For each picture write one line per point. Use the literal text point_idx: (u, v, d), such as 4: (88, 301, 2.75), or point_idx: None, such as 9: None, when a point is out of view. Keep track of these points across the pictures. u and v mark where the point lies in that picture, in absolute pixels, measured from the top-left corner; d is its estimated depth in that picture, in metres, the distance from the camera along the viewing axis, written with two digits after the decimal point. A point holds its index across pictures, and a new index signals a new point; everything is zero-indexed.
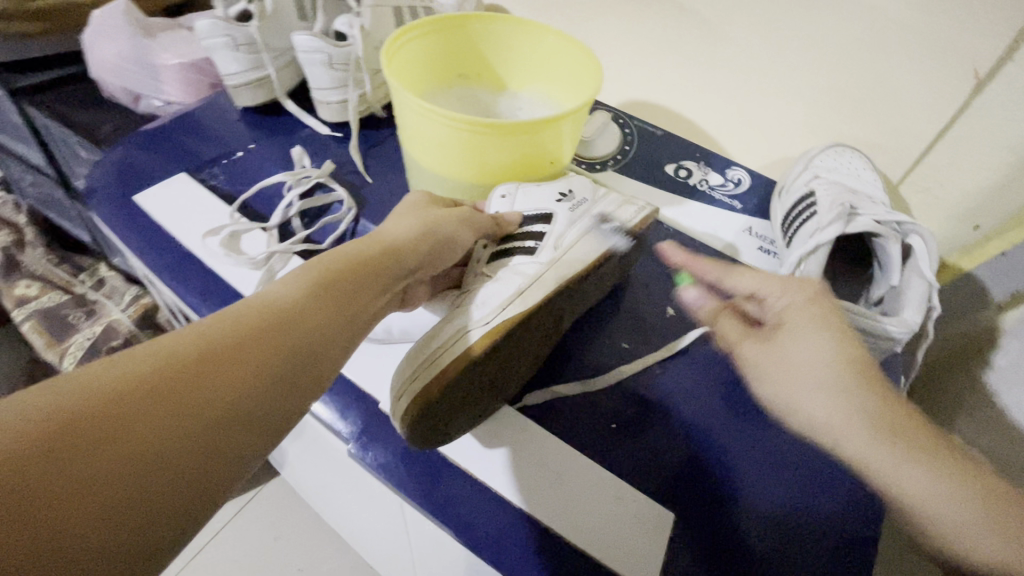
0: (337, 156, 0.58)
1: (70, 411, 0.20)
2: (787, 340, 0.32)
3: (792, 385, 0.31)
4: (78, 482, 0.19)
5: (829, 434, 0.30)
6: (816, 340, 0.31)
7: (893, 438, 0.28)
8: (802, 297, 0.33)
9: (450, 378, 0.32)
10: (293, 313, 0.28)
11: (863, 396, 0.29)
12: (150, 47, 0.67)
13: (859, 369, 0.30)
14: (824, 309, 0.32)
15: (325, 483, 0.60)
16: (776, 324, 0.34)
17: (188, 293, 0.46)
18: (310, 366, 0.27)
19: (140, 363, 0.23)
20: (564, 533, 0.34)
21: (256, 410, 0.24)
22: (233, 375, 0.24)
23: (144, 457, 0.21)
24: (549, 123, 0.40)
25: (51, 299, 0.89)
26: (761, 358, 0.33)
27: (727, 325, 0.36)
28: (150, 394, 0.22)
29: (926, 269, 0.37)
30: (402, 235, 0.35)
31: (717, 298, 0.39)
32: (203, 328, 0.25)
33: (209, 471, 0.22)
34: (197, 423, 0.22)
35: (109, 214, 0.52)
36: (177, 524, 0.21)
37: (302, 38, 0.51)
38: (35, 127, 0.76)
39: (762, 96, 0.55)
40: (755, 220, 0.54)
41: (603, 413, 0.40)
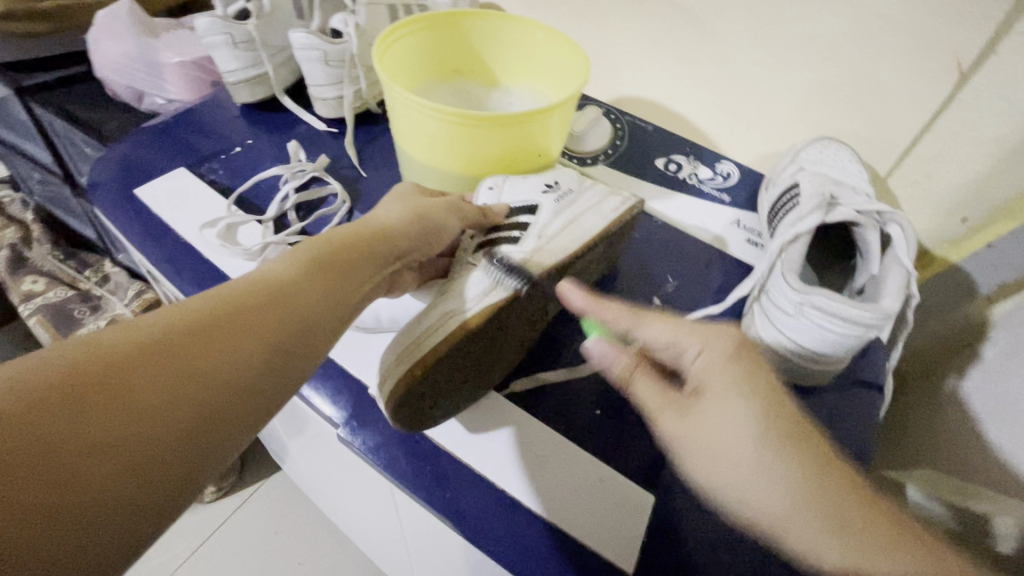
0: (333, 151, 0.59)
1: (85, 373, 0.22)
2: (711, 408, 0.30)
3: (731, 475, 0.29)
4: (96, 437, 0.21)
5: (759, 516, 0.28)
6: (779, 462, 0.27)
7: (835, 529, 0.26)
8: (726, 352, 0.31)
9: (434, 360, 0.33)
10: (291, 288, 0.29)
11: (785, 459, 0.27)
12: (153, 46, 0.69)
13: (778, 430, 0.28)
14: (757, 374, 0.30)
15: (322, 474, 0.61)
16: (701, 387, 0.31)
17: (186, 283, 0.47)
18: (309, 337, 0.29)
19: (147, 330, 0.24)
20: (550, 516, 0.35)
21: (252, 383, 0.26)
22: (235, 343, 0.26)
23: (144, 421, 0.22)
24: (537, 116, 0.41)
25: (57, 294, 0.91)
26: (676, 430, 0.31)
27: (645, 388, 0.33)
28: (151, 362, 0.23)
29: (904, 258, 0.37)
30: (391, 221, 0.36)
31: (629, 352, 0.34)
32: (206, 299, 0.27)
33: (214, 430, 0.24)
34: (201, 387, 0.24)
35: (111, 207, 0.53)
36: (174, 486, 0.23)
37: (298, 35, 0.52)
38: (41, 125, 0.78)
39: (751, 91, 0.56)
40: (743, 213, 0.55)
41: (588, 399, 0.41)
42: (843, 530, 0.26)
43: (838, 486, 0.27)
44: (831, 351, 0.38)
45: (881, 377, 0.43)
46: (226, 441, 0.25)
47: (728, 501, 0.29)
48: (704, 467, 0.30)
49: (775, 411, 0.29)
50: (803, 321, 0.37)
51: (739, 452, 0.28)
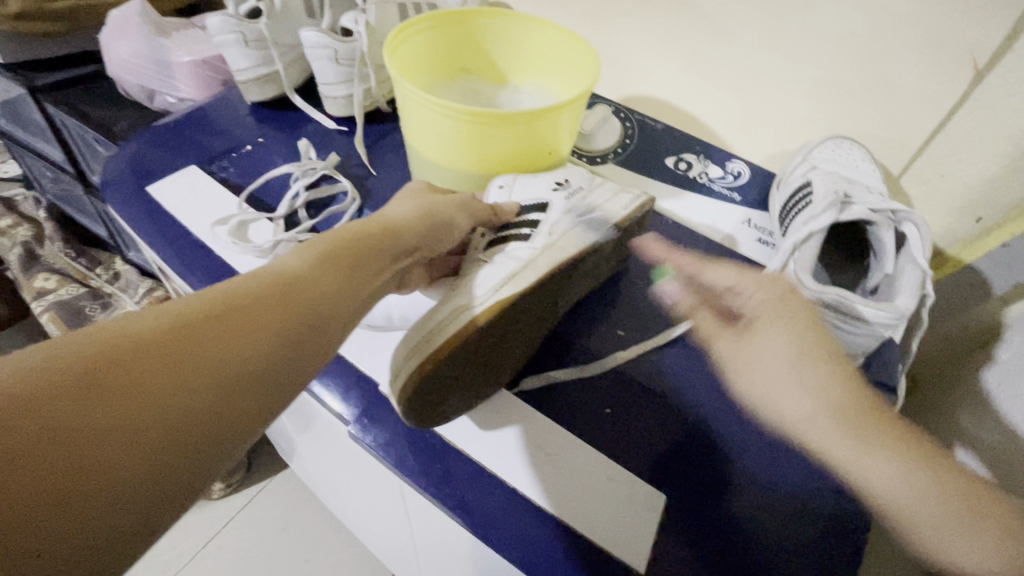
0: (343, 149, 0.59)
1: (103, 360, 0.22)
2: (755, 336, 0.41)
3: (760, 379, 0.39)
4: (113, 424, 0.21)
5: (786, 415, 0.38)
6: (798, 385, 0.37)
7: (831, 406, 0.36)
8: (780, 294, 0.40)
9: (445, 355, 0.33)
10: (304, 281, 0.29)
11: (810, 368, 0.37)
12: (165, 45, 0.69)
13: (807, 351, 0.38)
14: (798, 312, 0.39)
15: (330, 472, 0.61)
16: (750, 322, 0.41)
17: (198, 280, 0.48)
18: (321, 330, 0.29)
19: (163, 320, 0.25)
20: (562, 513, 0.35)
21: (263, 373, 0.26)
22: (250, 335, 0.26)
23: (156, 409, 0.22)
24: (548, 114, 0.41)
25: (68, 291, 0.92)
26: (731, 354, 0.42)
27: (763, 347, 0.40)
28: (165, 349, 0.24)
29: (919, 257, 0.37)
30: (402, 217, 0.36)
31: (695, 295, 0.46)
32: (221, 290, 0.27)
33: (226, 421, 0.24)
34: (215, 377, 0.24)
35: (124, 204, 0.54)
36: (187, 474, 0.23)
37: (309, 34, 0.53)
38: (54, 124, 0.79)
39: (762, 90, 0.55)
40: (754, 212, 0.54)
41: (598, 397, 0.41)
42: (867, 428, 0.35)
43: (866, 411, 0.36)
44: (845, 350, 0.38)
45: (894, 378, 0.43)
46: (235, 431, 0.25)
47: (760, 402, 0.40)
48: (747, 380, 0.41)
49: (807, 346, 0.38)
50: None
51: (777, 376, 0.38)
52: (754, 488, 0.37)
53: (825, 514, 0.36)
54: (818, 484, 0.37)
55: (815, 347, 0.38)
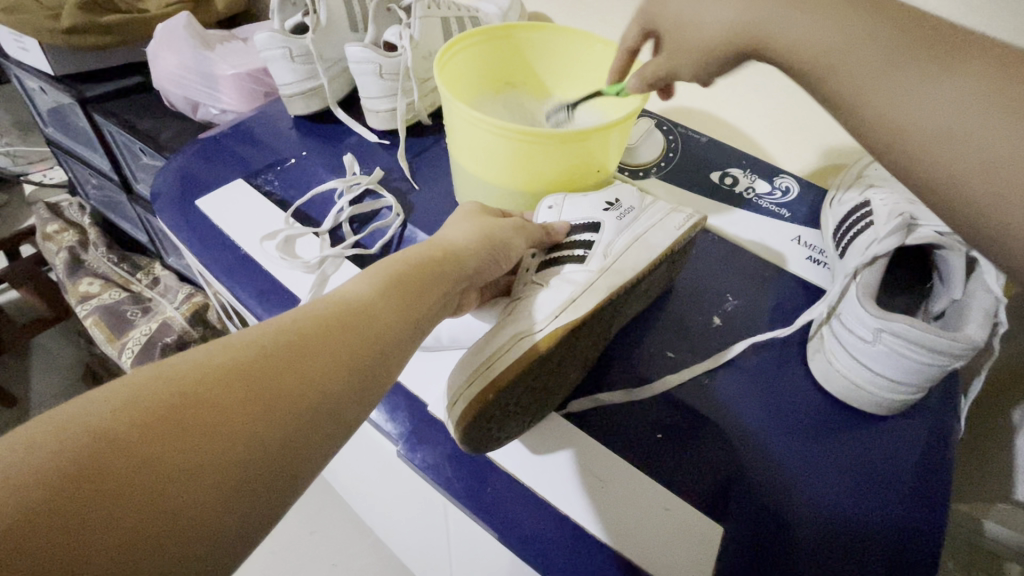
0: (385, 163, 0.60)
1: (183, 393, 0.22)
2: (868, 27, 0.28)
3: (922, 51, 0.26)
4: (192, 460, 0.21)
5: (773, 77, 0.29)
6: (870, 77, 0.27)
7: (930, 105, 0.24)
8: None
9: (505, 384, 0.33)
10: (369, 308, 0.29)
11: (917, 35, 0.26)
12: (209, 58, 0.71)
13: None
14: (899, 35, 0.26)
15: (365, 483, 0.61)
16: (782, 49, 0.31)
17: (245, 294, 0.48)
18: (385, 358, 0.29)
19: (238, 352, 0.25)
20: (616, 542, 0.34)
21: (332, 402, 0.26)
22: (319, 363, 0.26)
23: (233, 441, 0.22)
24: (599, 132, 0.41)
25: (110, 296, 0.94)
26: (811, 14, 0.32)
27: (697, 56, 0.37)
28: (240, 381, 0.24)
29: (993, 282, 0.35)
30: (461, 241, 0.36)
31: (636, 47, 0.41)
32: (292, 319, 0.27)
33: (297, 452, 0.24)
34: (288, 408, 0.24)
35: (172, 217, 0.55)
36: (258, 508, 0.23)
37: (354, 49, 0.53)
38: (102, 133, 0.81)
39: (813, 102, 0.54)
40: (805, 229, 0.53)
41: (650, 421, 0.40)
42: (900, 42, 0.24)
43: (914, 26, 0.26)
44: (909, 379, 0.36)
45: (956, 406, 0.42)
46: (305, 461, 0.24)
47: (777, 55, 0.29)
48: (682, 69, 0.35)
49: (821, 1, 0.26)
50: (881, 347, 0.36)
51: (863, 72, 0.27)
52: (820, 520, 0.35)
53: (893, 550, 0.34)
54: (882, 515, 0.36)
55: (877, 373, 0.37)
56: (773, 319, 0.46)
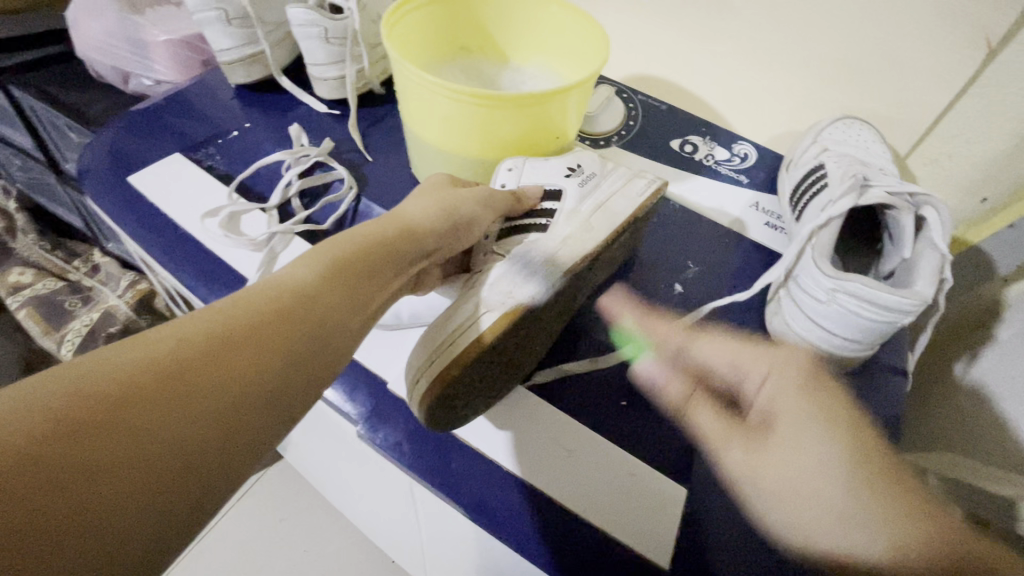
0: (336, 135, 0.57)
1: (90, 392, 0.20)
2: (786, 443, 0.32)
3: (817, 515, 0.30)
4: (103, 461, 0.19)
5: (779, 503, 0.32)
6: (821, 443, 0.31)
7: (905, 539, 0.27)
8: (794, 382, 0.34)
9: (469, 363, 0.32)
10: (309, 294, 0.27)
11: (867, 497, 0.29)
12: (138, 23, 0.65)
13: (859, 475, 0.29)
14: (828, 400, 0.33)
15: (331, 467, 0.59)
16: (767, 417, 0.34)
17: (188, 276, 0.45)
18: (328, 348, 0.27)
19: (157, 346, 0.22)
20: (579, 510, 0.34)
21: (267, 394, 0.23)
22: (251, 354, 0.24)
23: (152, 446, 0.20)
24: (557, 95, 0.39)
25: (46, 286, 0.88)
26: (749, 466, 0.33)
27: (705, 418, 0.37)
28: (156, 380, 0.21)
29: (938, 242, 0.36)
30: (421, 216, 0.35)
31: (681, 374, 0.40)
32: (223, 307, 0.25)
33: (231, 449, 0.22)
34: (215, 404, 0.22)
35: (102, 196, 0.51)
36: (186, 510, 0.20)
37: (296, 11, 0.49)
38: (21, 109, 0.74)
39: (767, 69, 0.54)
40: (762, 195, 0.53)
41: (614, 388, 0.40)
42: (843, 489, 0.29)
43: (873, 476, 0.29)
44: (860, 336, 0.37)
45: (905, 360, 0.43)
46: (241, 458, 0.22)
47: (767, 501, 0.32)
48: None
49: (856, 451, 0.31)
50: (835, 308, 0.36)
51: (808, 503, 0.30)
52: None
53: None
54: None
55: (830, 332, 0.38)
56: (732, 284, 0.47)
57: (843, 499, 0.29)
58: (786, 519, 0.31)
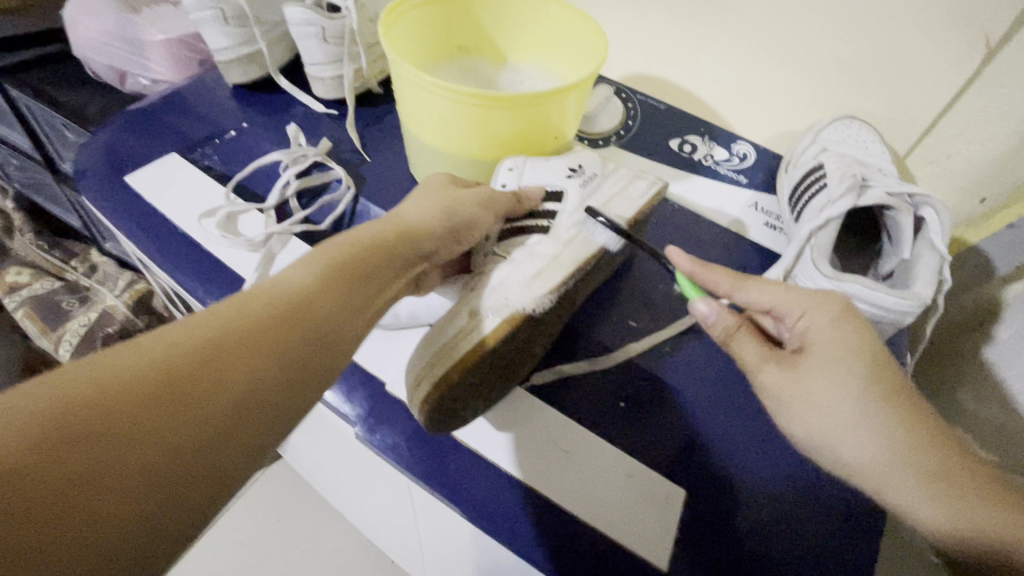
0: (334, 135, 0.56)
1: (87, 398, 0.20)
2: (817, 367, 0.31)
3: (839, 438, 0.30)
4: (100, 467, 0.19)
5: (848, 458, 0.30)
6: (848, 373, 0.30)
7: (951, 501, 0.27)
8: (830, 318, 0.32)
9: (469, 365, 0.32)
10: (308, 297, 0.27)
11: (886, 414, 0.29)
12: (134, 22, 0.64)
13: (880, 389, 0.30)
14: (861, 332, 0.31)
15: (329, 467, 0.59)
16: (804, 347, 0.32)
17: (186, 277, 0.45)
18: (327, 351, 0.26)
19: (155, 351, 0.22)
20: (578, 512, 0.34)
21: (265, 398, 0.23)
22: (250, 357, 0.23)
23: (149, 451, 0.20)
24: (556, 95, 0.39)
25: (43, 286, 0.87)
26: (783, 387, 0.32)
27: (746, 346, 0.34)
28: (155, 384, 0.21)
29: (938, 242, 0.36)
30: (420, 218, 0.34)
31: (733, 311, 0.34)
32: (221, 311, 0.24)
33: (229, 455, 0.22)
34: (214, 409, 0.22)
35: (98, 197, 0.51)
36: (183, 516, 0.20)
37: (293, 10, 0.49)
38: (18, 108, 0.74)
39: (767, 68, 0.54)
40: (761, 195, 0.53)
41: (613, 390, 0.40)
42: (893, 424, 0.29)
43: (897, 399, 0.29)
44: None
45: (904, 360, 0.43)
46: (238, 464, 0.22)
47: (831, 445, 0.31)
48: None
49: (882, 364, 0.30)
50: None
51: (860, 447, 0.29)
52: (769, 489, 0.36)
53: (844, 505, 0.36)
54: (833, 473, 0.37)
55: None
56: None
57: (906, 458, 0.28)
58: (824, 449, 0.31)
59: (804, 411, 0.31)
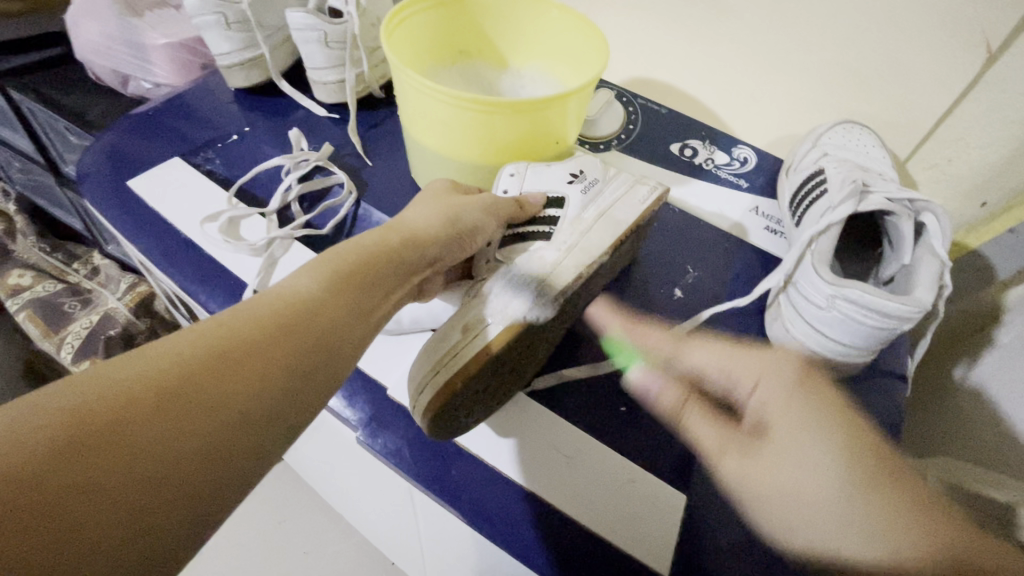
0: (336, 138, 0.57)
1: (92, 408, 0.20)
2: (779, 446, 0.32)
3: (820, 524, 0.30)
4: (105, 477, 0.19)
5: (796, 527, 0.31)
6: (813, 446, 0.31)
7: (900, 535, 0.27)
8: (784, 385, 0.35)
9: (473, 372, 0.32)
10: (313, 305, 0.27)
11: (867, 507, 0.28)
12: (137, 26, 0.65)
13: (855, 457, 0.31)
14: (822, 399, 0.33)
15: (331, 471, 0.59)
16: (761, 424, 0.34)
17: (188, 281, 0.45)
18: (331, 359, 0.26)
19: (160, 360, 0.22)
20: (579, 517, 0.34)
21: (270, 407, 0.23)
22: (254, 366, 0.23)
23: (146, 461, 0.20)
24: (557, 101, 0.39)
25: (45, 288, 0.88)
26: (743, 475, 0.34)
27: (700, 425, 0.37)
28: (157, 395, 0.21)
29: (938, 248, 0.36)
30: (424, 224, 0.35)
31: (676, 386, 0.39)
32: (226, 319, 0.25)
33: (234, 463, 0.22)
34: (218, 417, 0.22)
35: (101, 201, 0.51)
36: (187, 524, 0.20)
37: (295, 15, 0.49)
38: (21, 112, 0.74)
39: (767, 73, 0.54)
40: (761, 199, 0.54)
41: (614, 394, 0.40)
42: (834, 461, 0.30)
43: (870, 467, 0.30)
44: (862, 343, 0.37)
45: (905, 365, 0.43)
46: (241, 471, 0.22)
47: (785, 520, 0.32)
48: None
49: (851, 442, 0.31)
50: (835, 314, 0.36)
51: (810, 486, 0.30)
52: None
53: None
54: None
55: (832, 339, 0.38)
56: (732, 289, 0.47)
57: (837, 497, 0.29)
58: (755, 506, 0.33)
59: (756, 485, 0.33)
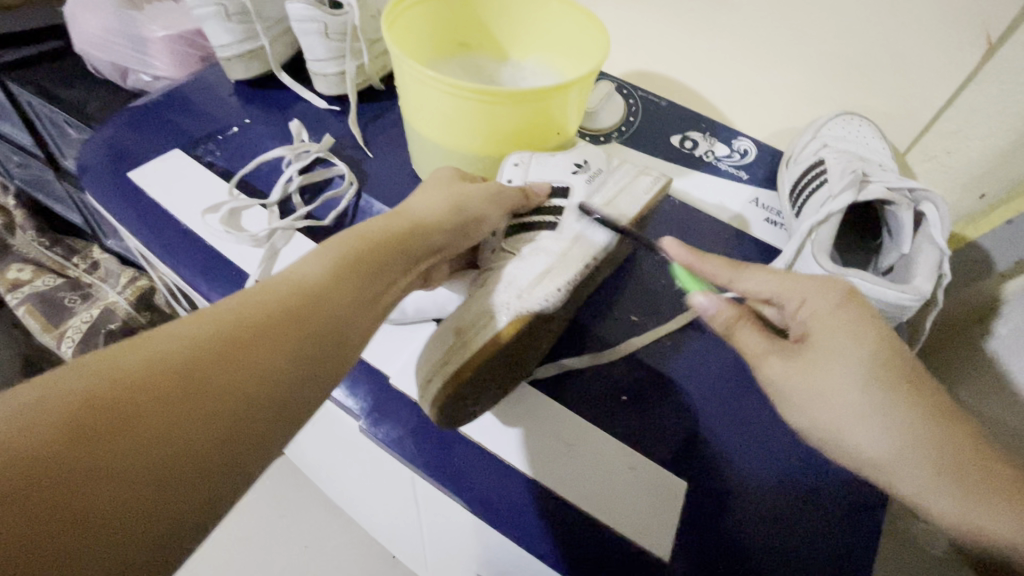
0: (336, 131, 0.57)
1: (100, 394, 0.20)
2: (821, 351, 0.31)
3: (838, 414, 0.30)
4: (116, 461, 0.19)
5: (858, 455, 0.30)
6: (851, 349, 0.30)
7: (958, 481, 0.28)
8: (833, 303, 0.32)
9: (480, 362, 0.32)
10: (319, 293, 0.27)
11: (909, 413, 0.28)
12: (136, 19, 0.64)
13: (895, 378, 0.29)
14: (865, 316, 0.31)
15: (332, 463, 0.60)
16: (805, 336, 0.32)
17: (190, 272, 0.45)
18: (337, 347, 0.27)
19: (169, 346, 0.22)
20: (580, 503, 0.34)
21: (277, 394, 0.24)
22: (262, 354, 0.24)
23: (156, 445, 0.20)
24: (558, 91, 0.39)
25: (45, 282, 0.88)
26: (789, 374, 0.32)
27: (750, 338, 0.34)
28: (156, 386, 0.21)
29: (938, 236, 0.37)
30: (430, 212, 0.35)
31: (732, 304, 0.35)
32: (233, 306, 0.25)
33: (242, 449, 0.22)
34: (226, 404, 0.22)
35: (102, 193, 0.51)
36: (195, 509, 0.20)
37: (296, 6, 0.49)
38: (21, 105, 0.74)
39: (768, 65, 0.54)
40: (761, 190, 0.54)
41: (615, 383, 0.40)
42: (879, 389, 0.29)
43: (907, 380, 0.29)
44: None
45: (904, 355, 0.44)
46: (249, 457, 0.22)
47: (825, 431, 0.31)
48: None
49: (891, 354, 0.30)
50: None
51: (846, 408, 0.30)
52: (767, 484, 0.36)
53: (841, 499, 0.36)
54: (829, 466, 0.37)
55: None
56: None
57: (904, 431, 0.28)
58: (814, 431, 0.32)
59: (806, 387, 0.31)
